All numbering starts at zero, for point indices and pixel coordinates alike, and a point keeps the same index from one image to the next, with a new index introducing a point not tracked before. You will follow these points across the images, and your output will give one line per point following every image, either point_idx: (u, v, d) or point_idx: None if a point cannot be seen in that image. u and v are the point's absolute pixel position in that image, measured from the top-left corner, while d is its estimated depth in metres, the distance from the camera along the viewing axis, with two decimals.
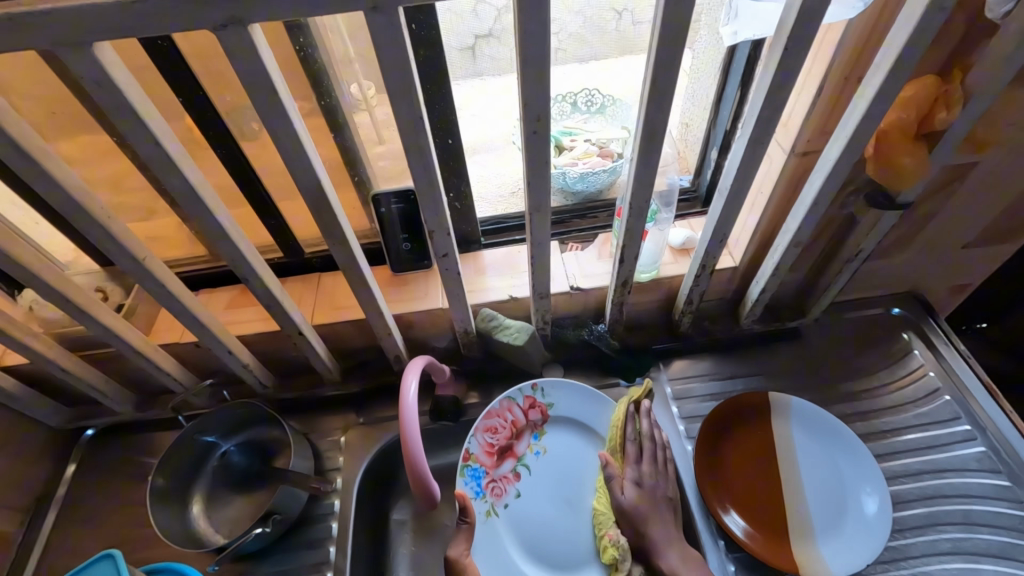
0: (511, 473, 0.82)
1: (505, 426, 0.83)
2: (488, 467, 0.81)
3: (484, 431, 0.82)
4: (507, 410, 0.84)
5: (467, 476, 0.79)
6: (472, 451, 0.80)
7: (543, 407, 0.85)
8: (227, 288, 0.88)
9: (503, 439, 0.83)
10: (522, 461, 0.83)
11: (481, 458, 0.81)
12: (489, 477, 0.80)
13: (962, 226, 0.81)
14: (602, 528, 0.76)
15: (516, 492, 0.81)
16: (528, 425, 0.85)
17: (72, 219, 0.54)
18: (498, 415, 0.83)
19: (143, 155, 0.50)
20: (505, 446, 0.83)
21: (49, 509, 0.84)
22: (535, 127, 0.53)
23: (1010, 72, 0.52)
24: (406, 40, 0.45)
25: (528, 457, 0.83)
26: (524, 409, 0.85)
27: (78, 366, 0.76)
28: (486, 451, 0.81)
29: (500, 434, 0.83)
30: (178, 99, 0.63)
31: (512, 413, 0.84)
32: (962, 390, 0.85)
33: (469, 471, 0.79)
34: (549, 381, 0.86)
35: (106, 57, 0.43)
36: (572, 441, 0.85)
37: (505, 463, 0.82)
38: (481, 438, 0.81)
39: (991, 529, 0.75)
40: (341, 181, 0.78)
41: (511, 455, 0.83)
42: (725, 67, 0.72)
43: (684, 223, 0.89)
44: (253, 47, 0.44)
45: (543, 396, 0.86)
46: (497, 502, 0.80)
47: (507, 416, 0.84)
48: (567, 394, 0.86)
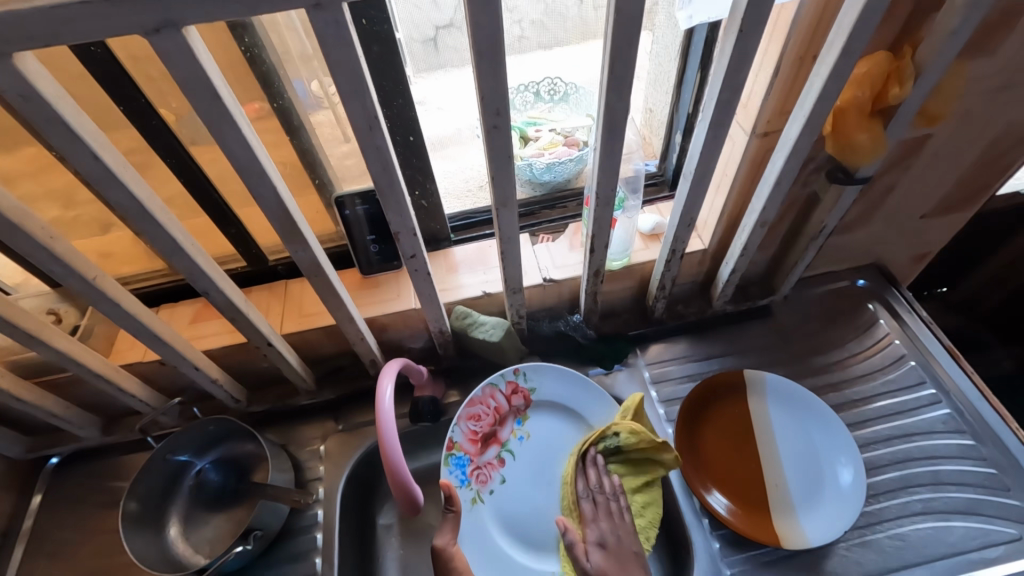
0: (495, 459, 0.81)
1: (488, 413, 0.82)
2: (472, 454, 0.80)
3: (467, 419, 0.80)
4: (490, 397, 0.82)
5: (452, 464, 0.78)
6: (456, 439, 0.79)
7: (526, 392, 0.84)
8: (190, 301, 0.85)
9: (487, 427, 0.82)
10: (506, 447, 0.82)
11: (465, 446, 0.80)
12: (474, 465, 0.80)
13: (920, 197, 0.83)
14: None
15: (501, 479, 0.81)
16: (511, 411, 0.83)
17: (10, 242, 0.51)
18: (480, 402, 0.82)
19: (82, 170, 0.47)
20: (488, 433, 0.82)
21: (16, 542, 0.81)
22: (495, 120, 0.52)
23: (958, 45, 0.53)
24: (354, 36, 0.43)
25: (512, 443, 0.83)
26: (507, 395, 0.83)
27: (34, 394, 0.73)
28: (470, 439, 0.80)
29: (483, 421, 0.81)
30: (119, 108, 0.60)
31: (494, 399, 0.83)
32: (926, 355, 0.87)
33: (453, 460, 0.79)
34: (531, 365, 0.84)
35: (30, 68, 0.40)
36: (556, 424, 0.85)
37: (488, 450, 0.81)
38: (464, 426, 0.80)
39: (958, 487, 0.78)
40: (302, 184, 0.76)
41: (494, 442, 0.82)
42: (684, 50, 0.72)
43: (653, 209, 0.89)
44: (191, 51, 0.41)
45: (526, 381, 0.84)
46: (482, 489, 0.79)
47: (490, 403, 0.82)
48: (550, 378, 0.85)
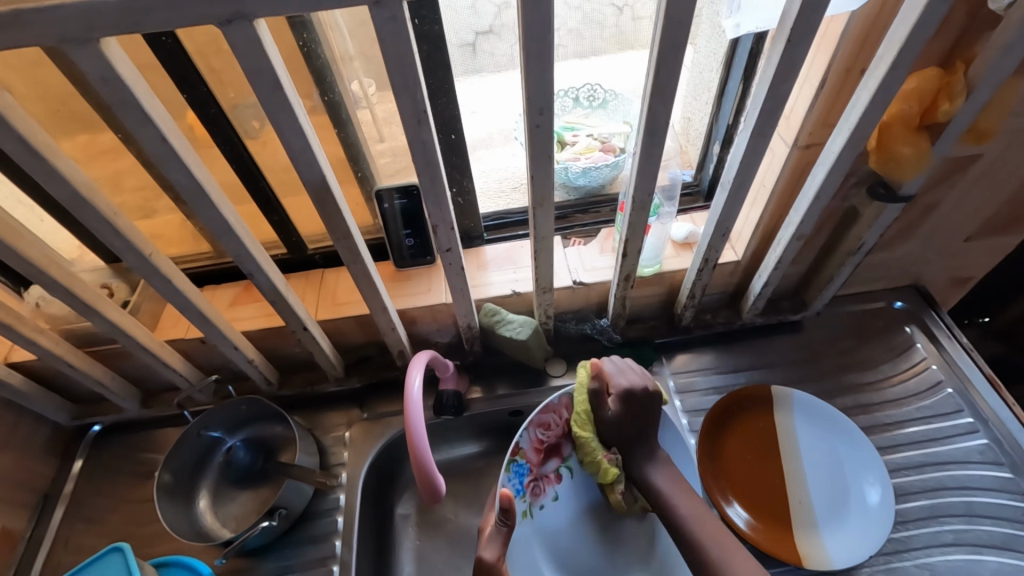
0: (554, 473, 0.76)
1: (559, 423, 0.75)
2: (533, 464, 0.74)
3: (535, 426, 0.74)
4: (564, 407, 0.76)
5: (512, 471, 0.72)
6: (521, 446, 0.73)
7: None
8: (231, 284, 0.88)
9: (554, 437, 0.76)
10: (567, 463, 0.77)
11: (528, 454, 0.74)
12: (532, 476, 0.74)
13: (964, 219, 0.81)
14: (595, 453, 0.72)
15: (553, 495, 0.76)
16: None
17: (78, 216, 0.54)
18: (553, 411, 0.75)
19: (147, 150, 0.50)
20: (552, 445, 0.76)
21: (57, 504, 0.85)
22: (538, 119, 0.53)
23: (1013, 62, 0.52)
24: (409, 33, 0.45)
25: (573, 460, 0.77)
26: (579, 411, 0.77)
27: (84, 362, 0.77)
28: (535, 447, 0.75)
29: (552, 431, 0.75)
30: (182, 95, 0.64)
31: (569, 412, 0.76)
32: (964, 382, 0.85)
33: (514, 467, 0.73)
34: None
35: (112, 52, 0.43)
36: None
37: (549, 464, 0.76)
38: (532, 433, 0.74)
39: (994, 521, 0.75)
40: (344, 178, 0.79)
41: (556, 456, 0.76)
42: (727, 60, 0.72)
43: (687, 218, 0.89)
44: (258, 42, 0.44)
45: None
46: (534, 503, 0.74)
47: (563, 414, 0.76)
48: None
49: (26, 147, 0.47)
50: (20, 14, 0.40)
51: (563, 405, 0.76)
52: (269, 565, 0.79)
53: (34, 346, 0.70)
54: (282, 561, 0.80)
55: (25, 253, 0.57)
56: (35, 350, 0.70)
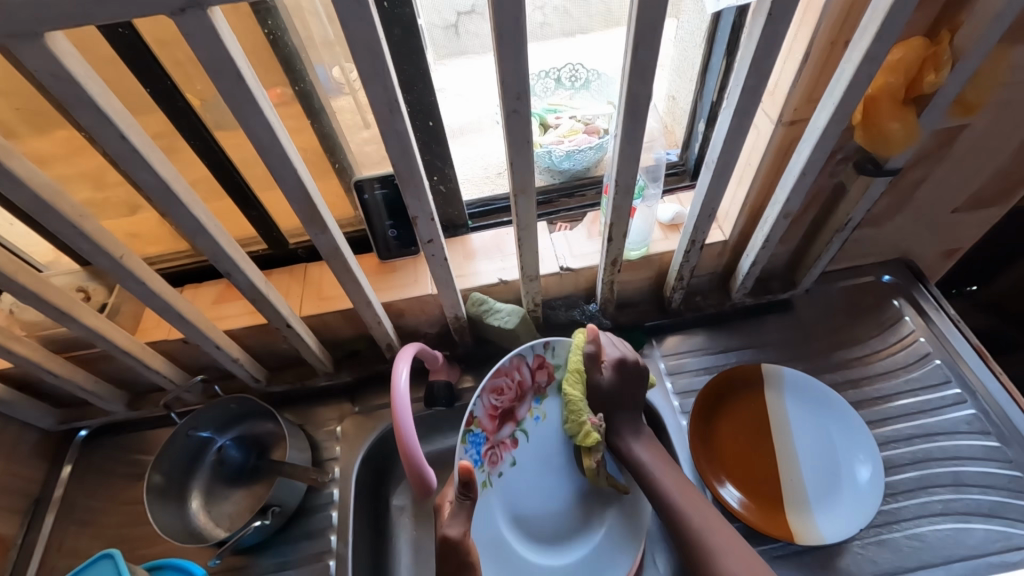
0: (509, 439, 0.76)
1: (511, 387, 0.75)
2: (489, 432, 0.74)
3: (489, 392, 0.74)
4: (516, 369, 0.75)
5: (469, 443, 0.71)
6: (476, 415, 0.72)
7: (552, 368, 0.78)
8: (213, 282, 0.86)
9: (508, 402, 0.75)
10: (522, 427, 0.77)
11: (483, 422, 0.73)
12: (489, 444, 0.74)
13: (952, 190, 0.80)
14: (581, 415, 0.76)
15: (511, 461, 0.77)
16: (534, 387, 0.77)
17: (41, 220, 0.52)
18: (505, 374, 0.74)
19: (109, 150, 0.48)
20: (507, 409, 0.76)
21: (47, 510, 0.84)
22: (515, 105, 0.52)
23: (1000, 30, 0.51)
24: (375, 18, 0.43)
25: (528, 422, 0.78)
26: (532, 369, 0.77)
27: (64, 368, 0.75)
28: (490, 415, 0.74)
29: (505, 396, 0.75)
30: (145, 90, 0.61)
31: (520, 372, 0.76)
32: (952, 353, 0.85)
33: (470, 438, 0.72)
34: (562, 340, 0.78)
35: (60, 48, 0.41)
36: None
37: (503, 429, 0.76)
38: (486, 400, 0.73)
39: (981, 490, 0.76)
40: (322, 170, 0.77)
41: (511, 420, 0.76)
42: (711, 35, 0.71)
43: (674, 198, 0.88)
44: (215, 32, 0.42)
45: (554, 357, 0.78)
46: (492, 471, 0.75)
47: (514, 376, 0.75)
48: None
49: None
50: None
51: (516, 368, 0.75)
52: (265, 561, 0.79)
53: (11, 355, 0.68)
54: (278, 557, 0.79)
55: None
56: (12, 358, 0.69)
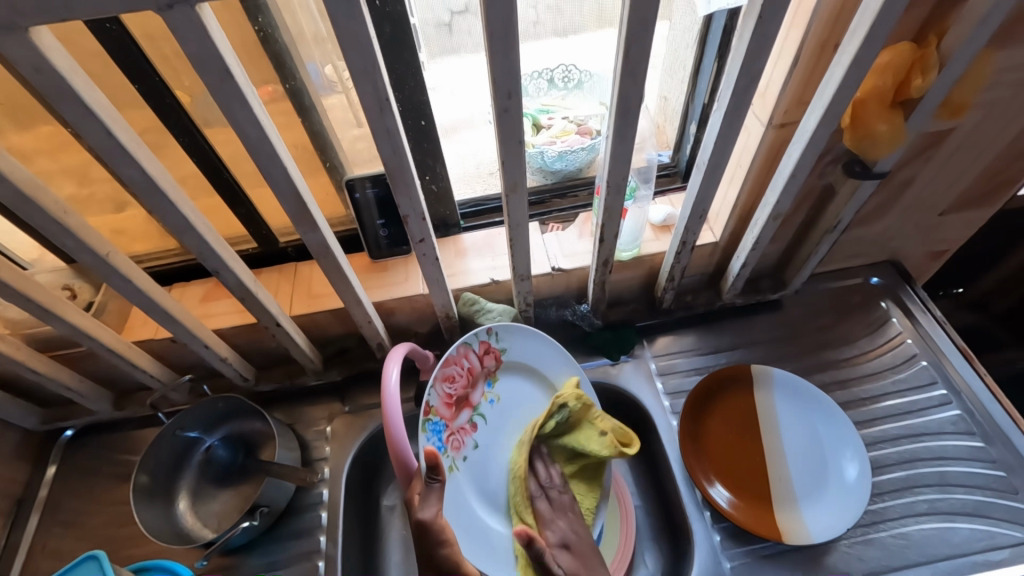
0: (469, 424, 0.75)
1: (462, 374, 0.75)
2: (447, 419, 0.73)
3: (442, 381, 0.72)
4: (464, 357, 0.75)
5: (429, 431, 0.70)
6: (432, 404, 0.70)
7: (498, 352, 0.79)
8: (201, 281, 0.86)
9: (461, 389, 0.75)
10: (478, 411, 0.77)
11: (441, 411, 0.72)
12: (449, 430, 0.73)
13: (939, 193, 0.81)
14: None
15: (473, 444, 0.75)
16: (483, 372, 0.78)
17: (24, 216, 0.51)
18: (455, 362, 0.74)
19: (94, 145, 0.47)
20: (461, 396, 0.75)
21: (31, 511, 0.83)
22: (506, 104, 0.51)
23: (985, 36, 0.52)
24: (366, 16, 0.43)
25: (483, 406, 0.77)
26: (479, 355, 0.77)
27: (48, 367, 0.74)
28: (446, 403, 0.73)
29: (458, 383, 0.74)
30: (133, 85, 0.60)
31: (468, 360, 0.76)
32: (937, 354, 0.86)
33: (430, 426, 0.70)
34: (504, 326, 0.78)
35: (45, 42, 0.40)
36: (522, 387, 0.82)
37: (461, 415, 0.75)
38: (440, 389, 0.72)
39: (966, 489, 0.77)
40: (314, 169, 0.76)
41: (466, 406, 0.76)
42: (703, 37, 0.71)
43: (665, 199, 0.88)
44: (203, 28, 0.41)
45: (498, 341, 0.78)
46: (457, 456, 0.73)
47: (464, 363, 0.75)
48: (521, 340, 0.81)
49: None
50: None
51: (462, 356, 0.74)
52: (253, 562, 0.79)
53: None
54: (265, 558, 0.79)
55: None
56: None
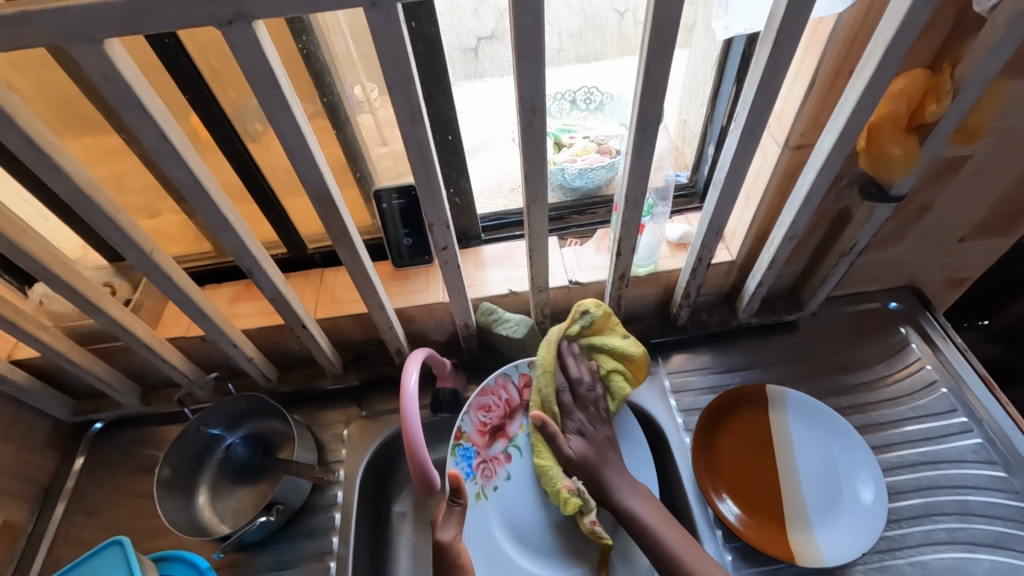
0: (502, 454, 0.81)
1: (499, 404, 0.82)
2: (479, 446, 0.80)
3: (477, 409, 0.81)
4: (501, 388, 0.82)
5: (458, 455, 0.78)
6: (464, 430, 0.79)
7: None
8: (232, 283, 0.89)
9: (497, 418, 0.82)
10: (514, 442, 0.82)
11: (473, 437, 0.79)
12: (480, 458, 0.79)
13: (957, 219, 0.82)
14: (555, 481, 0.77)
15: (506, 475, 0.80)
16: (522, 405, 0.83)
17: (80, 211, 0.55)
18: (492, 392, 0.82)
19: (149, 148, 0.51)
20: (497, 426, 0.81)
21: (58, 499, 0.86)
22: (531, 119, 0.54)
23: (997, 64, 0.53)
24: (404, 35, 0.46)
25: (520, 438, 0.82)
26: (519, 388, 0.83)
27: (86, 359, 0.78)
28: (479, 430, 0.80)
29: (493, 412, 0.81)
30: (183, 95, 0.65)
31: (506, 391, 0.83)
32: (958, 382, 0.85)
33: (459, 450, 0.78)
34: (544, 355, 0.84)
35: (115, 53, 0.44)
36: None
37: (496, 445, 0.81)
38: (474, 416, 0.80)
39: (987, 519, 0.76)
40: (344, 179, 0.80)
41: (501, 436, 0.81)
42: (722, 62, 0.74)
43: (682, 219, 0.90)
44: (256, 42, 0.45)
45: None
46: (486, 485, 0.79)
47: (501, 394, 0.82)
48: None
49: (33, 146, 0.48)
50: (28, 15, 0.41)
51: (500, 386, 0.82)
52: (266, 559, 0.80)
53: (37, 342, 0.71)
54: (277, 556, 0.80)
55: (30, 249, 0.58)
56: (37, 346, 0.71)
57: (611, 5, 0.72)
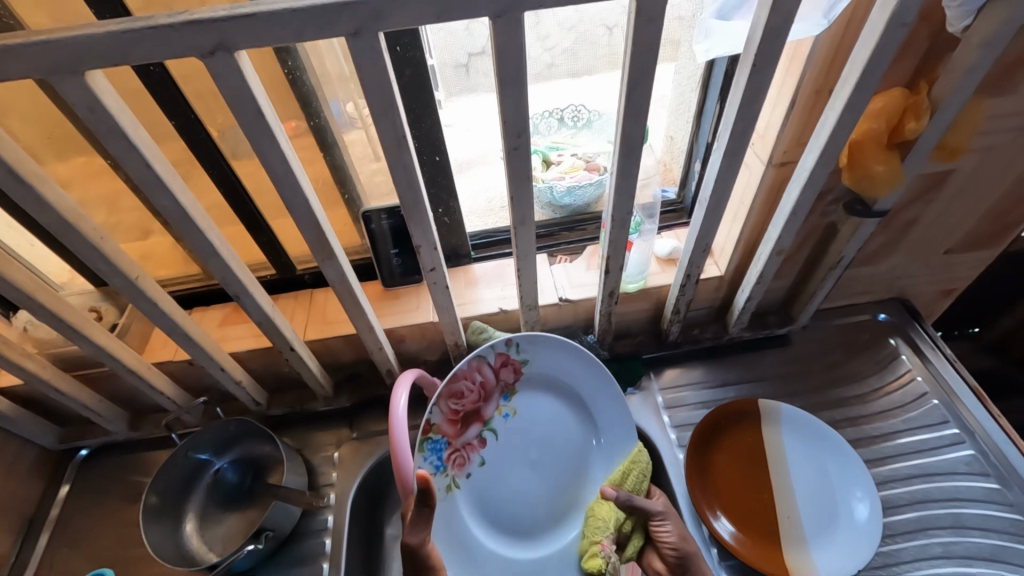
0: (476, 439, 0.77)
1: (473, 389, 0.75)
2: (450, 437, 0.74)
3: (448, 397, 0.73)
4: (477, 371, 0.75)
5: (427, 450, 0.72)
6: (434, 422, 0.72)
7: (516, 364, 0.79)
8: (220, 305, 0.89)
9: (470, 404, 0.76)
10: (489, 426, 0.78)
11: (444, 428, 0.73)
12: (451, 448, 0.75)
13: (942, 232, 0.82)
14: (596, 534, 0.76)
15: (480, 460, 0.78)
16: (499, 386, 0.78)
17: (64, 241, 0.55)
18: (465, 377, 0.74)
19: (133, 176, 0.51)
20: (471, 412, 0.76)
21: (43, 529, 0.84)
22: (516, 142, 0.55)
23: (973, 83, 0.54)
24: (387, 63, 0.47)
25: (495, 421, 0.79)
26: (496, 367, 0.77)
27: (70, 386, 0.77)
28: (450, 419, 0.74)
29: (467, 399, 0.75)
30: (169, 120, 0.65)
31: (482, 373, 0.76)
32: (948, 393, 0.85)
33: (429, 445, 0.72)
34: (527, 337, 0.77)
35: (97, 84, 0.44)
36: (542, 400, 0.82)
37: (469, 430, 0.77)
38: (444, 405, 0.73)
39: (982, 532, 0.75)
40: (333, 200, 0.80)
41: (477, 421, 0.77)
42: (706, 80, 0.75)
43: (671, 234, 0.91)
44: (240, 72, 0.45)
45: (517, 353, 0.78)
46: (458, 473, 0.76)
47: (476, 377, 0.75)
48: (544, 351, 0.79)
49: (15, 177, 0.48)
50: (7, 49, 0.41)
51: (473, 370, 0.75)
52: None
53: (20, 370, 0.70)
54: None
55: (13, 279, 0.57)
56: (20, 374, 0.70)
57: (599, 21, 0.73)
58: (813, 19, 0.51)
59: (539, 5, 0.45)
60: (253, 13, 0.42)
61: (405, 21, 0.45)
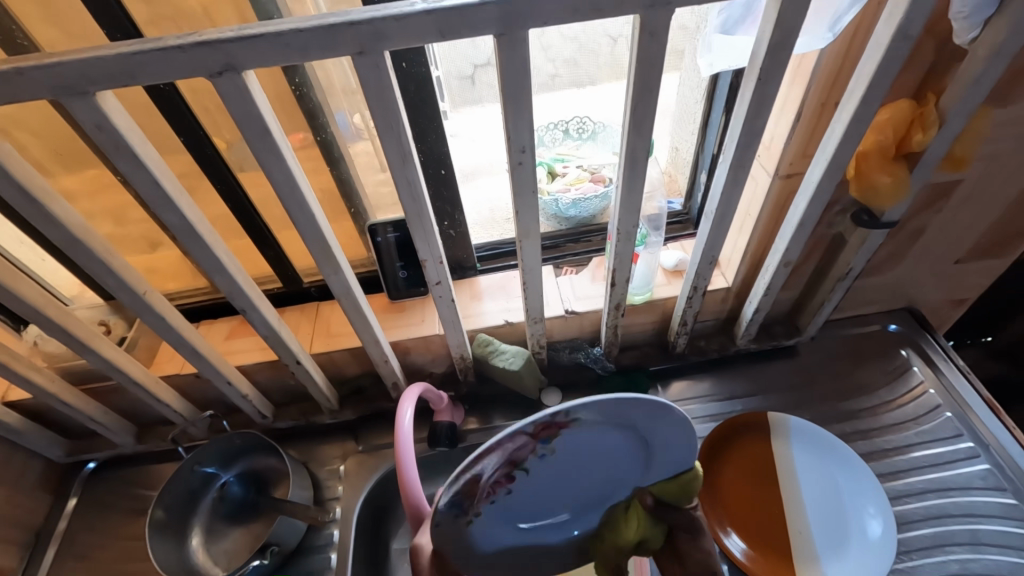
0: (506, 478, 0.59)
1: (500, 454, 0.55)
2: (473, 495, 0.57)
3: (470, 468, 0.54)
4: (507, 441, 0.54)
5: (445, 513, 0.57)
6: (448, 495, 0.55)
7: (562, 422, 0.55)
8: (227, 318, 0.89)
9: (496, 464, 0.56)
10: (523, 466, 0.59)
11: (465, 492, 0.56)
12: (474, 501, 0.58)
13: (952, 241, 0.82)
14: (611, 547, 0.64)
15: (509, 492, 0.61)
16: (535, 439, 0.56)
17: (75, 257, 0.56)
18: (492, 450, 0.54)
19: (142, 194, 0.52)
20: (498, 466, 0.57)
21: (50, 542, 0.84)
22: (520, 157, 0.55)
23: (980, 94, 0.54)
24: (392, 80, 0.47)
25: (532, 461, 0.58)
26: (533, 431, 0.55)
27: (78, 399, 0.77)
28: (472, 483, 0.56)
29: (492, 463, 0.55)
30: (178, 137, 0.66)
31: (514, 439, 0.55)
32: (962, 406, 0.84)
33: (444, 508, 0.56)
34: (580, 404, 0.54)
35: (107, 104, 0.45)
36: (594, 435, 0.58)
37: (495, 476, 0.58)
38: (461, 478, 0.55)
39: (999, 549, 0.74)
40: (338, 214, 0.80)
41: (507, 466, 0.58)
42: (710, 92, 0.75)
43: (677, 245, 0.90)
44: (247, 91, 0.46)
45: (565, 416, 0.55)
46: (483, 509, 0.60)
47: (505, 447, 0.55)
48: (598, 408, 0.55)
49: (26, 195, 0.49)
50: (19, 70, 0.42)
51: (501, 443, 0.54)
52: None
53: (29, 384, 0.70)
54: None
55: (24, 295, 0.58)
56: (29, 388, 0.71)
57: (603, 31, 0.72)
58: (817, 32, 0.51)
59: (543, 22, 0.45)
60: (260, 34, 0.42)
61: (410, 40, 0.45)
